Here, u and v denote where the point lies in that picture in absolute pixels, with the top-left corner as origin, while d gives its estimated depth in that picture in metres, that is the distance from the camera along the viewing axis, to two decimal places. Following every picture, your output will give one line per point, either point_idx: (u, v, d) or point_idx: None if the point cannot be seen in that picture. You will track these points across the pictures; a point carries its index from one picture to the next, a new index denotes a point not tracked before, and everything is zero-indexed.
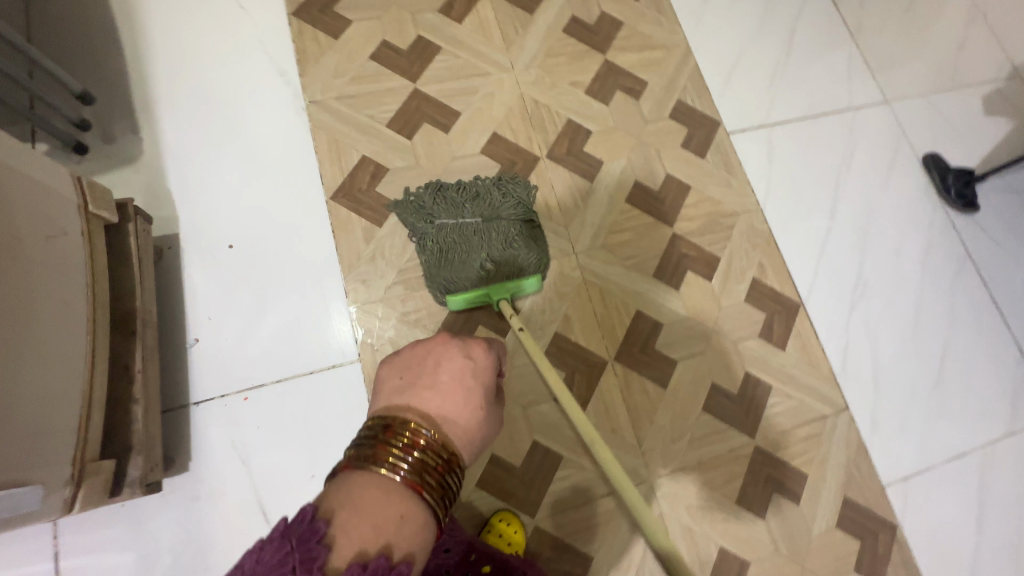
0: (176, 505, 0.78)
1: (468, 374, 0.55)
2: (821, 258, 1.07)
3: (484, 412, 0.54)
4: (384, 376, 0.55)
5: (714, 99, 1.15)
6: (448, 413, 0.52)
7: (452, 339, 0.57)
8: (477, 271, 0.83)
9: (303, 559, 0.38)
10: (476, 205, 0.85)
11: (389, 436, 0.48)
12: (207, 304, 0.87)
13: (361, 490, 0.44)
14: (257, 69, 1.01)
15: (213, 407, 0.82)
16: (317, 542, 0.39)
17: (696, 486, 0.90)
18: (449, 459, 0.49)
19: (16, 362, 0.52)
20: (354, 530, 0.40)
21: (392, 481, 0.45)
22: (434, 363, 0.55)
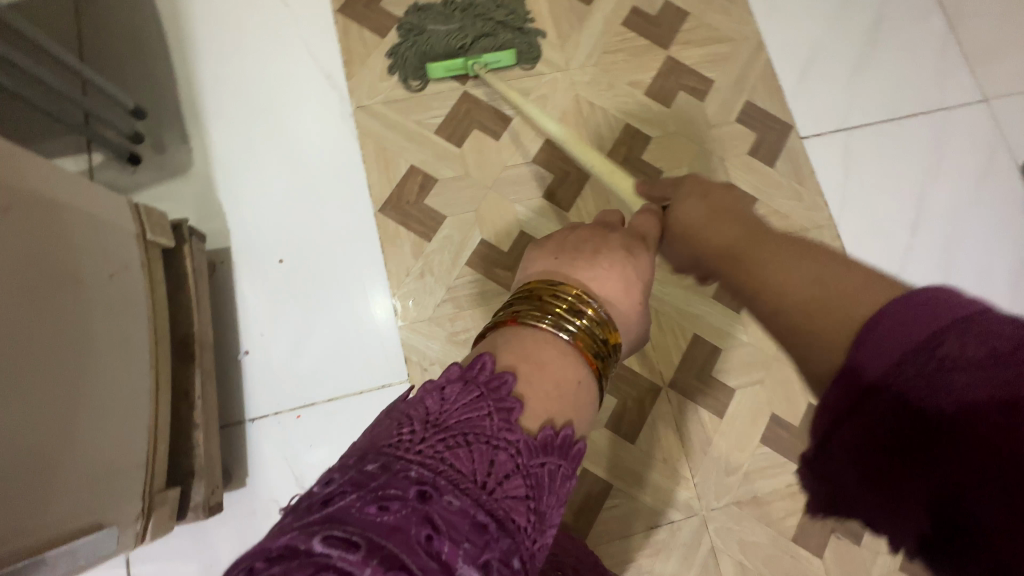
0: (235, 520, 0.80)
1: (628, 263, 0.50)
2: (898, 280, 0.99)
3: (643, 307, 0.48)
4: (534, 257, 0.49)
5: (787, 100, 1.05)
6: (607, 290, 0.46)
7: (610, 235, 0.52)
8: (450, 45, 0.97)
9: (497, 407, 0.35)
10: (465, 20, 0.98)
11: (555, 297, 0.43)
12: (260, 320, 0.87)
13: (529, 340, 0.40)
14: (303, 73, 0.98)
15: (267, 424, 0.83)
16: (509, 394, 0.35)
17: (751, 521, 0.87)
18: (614, 344, 0.44)
19: (84, 407, 0.53)
20: (538, 392, 0.36)
21: (564, 342, 0.40)
22: (593, 245, 0.50)
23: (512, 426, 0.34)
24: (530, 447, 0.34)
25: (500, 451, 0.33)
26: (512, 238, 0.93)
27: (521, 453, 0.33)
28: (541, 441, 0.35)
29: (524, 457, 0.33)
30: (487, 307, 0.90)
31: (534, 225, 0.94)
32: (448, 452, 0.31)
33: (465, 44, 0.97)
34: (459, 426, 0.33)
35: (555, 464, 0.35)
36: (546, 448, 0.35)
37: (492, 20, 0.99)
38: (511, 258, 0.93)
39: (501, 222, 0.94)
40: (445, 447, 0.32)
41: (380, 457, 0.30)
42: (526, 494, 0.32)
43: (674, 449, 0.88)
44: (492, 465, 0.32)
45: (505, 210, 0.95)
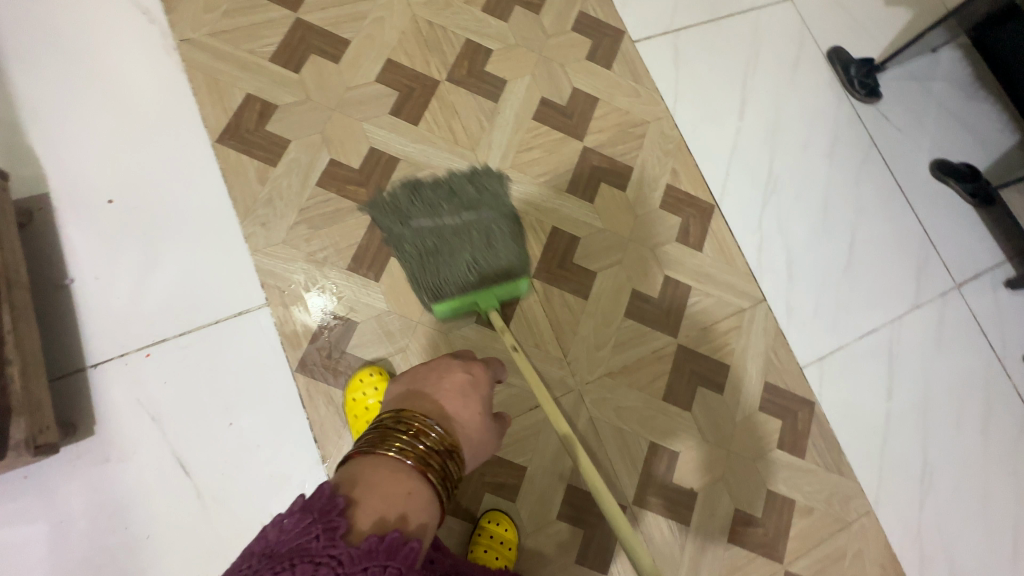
0: (85, 470, 0.75)
1: (467, 386, 0.62)
2: (732, 159, 1.08)
3: (482, 422, 0.60)
4: (389, 389, 0.61)
5: (617, 8, 1.12)
6: (450, 413, 0.58)
7: (452, 358, 0.64)
8: (458, 280, 0.83)
9: (325, 528, 0.42)
10: (453, 209, 0.86)
11: (397, 424, 0.53)
12: (92, 263, 0.81)
13: (372, 466, 0.49)
14: (116, 9, 0.92)
15: (113, 367, 0.78)
16: (337, 515, 0.43)
17: (624, 389, 0.92)
18: (454, 450, 0.54)
19: None
20: (370, 507, 0.45)
21: (399, 461, 0.50)
22: (440, 375, 0.62)
23: (337, 542, 0.42)
24: (353, 555, 0.41)
25: (322, 565, 0.40)
26: (362, 155, 0.93)
27: (343, 564, 0.41)
28: (365, 548, 0.42)
29: (343, 566, 0.40)
30: (344, 225, 0.90)
31: (384, 141, 0.95)
32: None
33: (471, 279, 0.84)
34: (289, 552, 0.41)
35: (381, 566, 0.41)
36: (370, 554, 0.42)
37: (485, 230, 0.85)
38: (363, 175, 0.92)
39: (349, 141, 0.94)
40: (274, 570, 0.40)
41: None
42: None
43: (545, 335, 0.92)
44: None
45: (352, 131, 0.94)
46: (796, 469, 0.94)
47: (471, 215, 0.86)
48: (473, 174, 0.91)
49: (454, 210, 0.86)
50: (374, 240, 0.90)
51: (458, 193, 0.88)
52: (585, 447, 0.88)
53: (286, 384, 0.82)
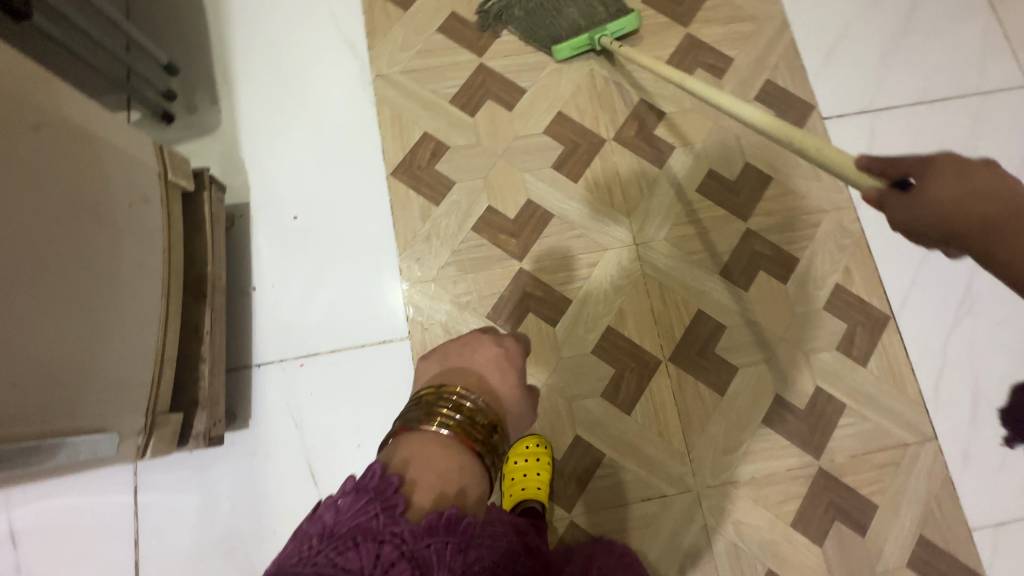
0: (236, 457, 0.83)
1: (507, 356, 0.54)
2: (921, 267, 0.94)
3: (521, 392, 0.52)
4: (422, 367, 0.55)
5: (810, 80, 1.03)
6: (491, 384, 0.50)
7: (482, 329, 0.55)
8: (575, 20, 0.99)
9: (384, 507, 0.40)
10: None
11: (438, 400, 0.47)
12: (272, 271, 0.91)
13: (416, 445, 0.44)
14: (328, 42, 1.02)
15: (273, 369, 0.87)
16: (393, 493, 0.40)
17: (747, 504, 0.84)
18: (497, 425, 0.47)
19: (102, 318, 0.57)
20: (422, 484, 0.42)
21: (446, 436, 0.44)
22: (466, 345, 0.54)
23: (398, 519, 0.39)
24: (415, 532, 0.38)
25: (386, 543, 0.37)
26: (518, 206, 0.94)
27: (407, 541, 0.38)
28: (426, 525, 0.39)
29: (409, 543, 0.37)
30: (490, 272, 0.91)
31: (541, 193, 0.95)
32: (338, 557, 0.36)
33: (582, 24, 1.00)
34: (349, 532, 0.38)
35: (443, 542, 0.38)
36: (432, 531, 0.38)
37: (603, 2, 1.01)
38: (516, 226, 0.93)
39: (508, 190, 0.95)
40: (336, 552, 0.37)
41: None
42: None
43: (670, 424, 0.87)
44: (378, 558, 0.36)
45: (513, 180, 0.96)
46: None
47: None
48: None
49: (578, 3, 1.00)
50: (515, 292, 0.91)
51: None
52: (696, 557, 0.82)
53: None
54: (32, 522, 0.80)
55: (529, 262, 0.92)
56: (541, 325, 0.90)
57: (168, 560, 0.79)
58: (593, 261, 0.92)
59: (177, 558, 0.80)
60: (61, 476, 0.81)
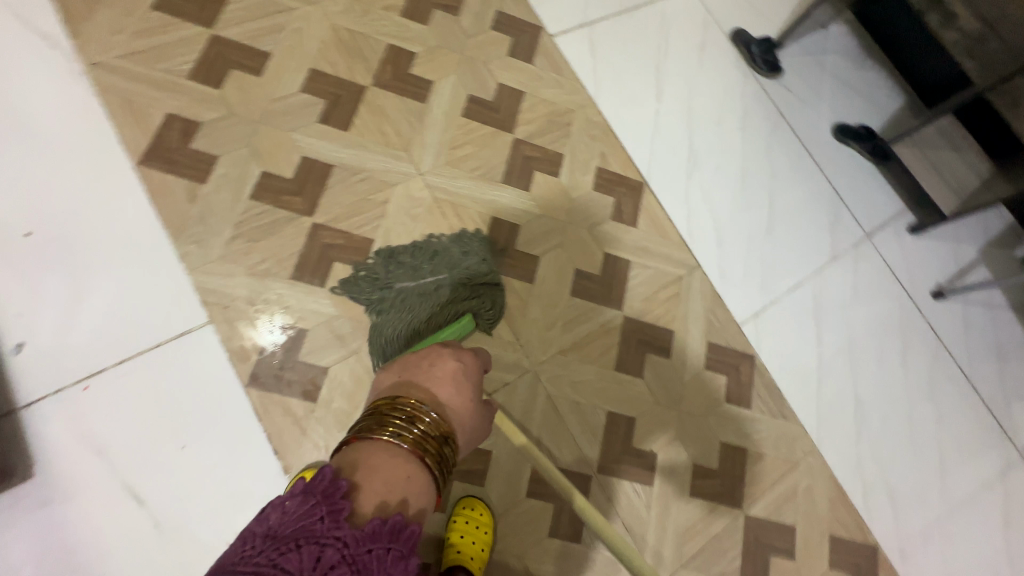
0: (27, 513, 0.71)
1: (459, 373, 0.62)
2: (654, 139, 1.15)
3: (474, 406, 0.60)
4: (381, 379, 0.61)
5: (532, 5, 1.17)
6: (440, 395, 0.58)
7: (444, 347, 0.65)
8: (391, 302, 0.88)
9: (329, 511, 0.42)
10: (421, 273, 0.91)
11: (393, 409, 0.53)
12: (14, 300, 0.78)
13: (369, 451, 0.49)
14: (13, 38, 0.89)
15: (48, 404, 0.75)
16: (341, 497, 0.43)
17: (576, 365, 0.96)
18: (449, 437, 0.54)
19: None
20: (370, 488, 0.46)
21: (400, 447, 0.50)
22: (429, 361, 0.63)
23: (341, 523, 0.42)
24: (358, 537, 0.41)
25: (326, 546, 0.40)
26: (295, 165, 0.93)
27: (349, 545, 0.41)
28: (369, 530, 0.42)
29: (350, 546, 0.40)
30: (283, 234, 0.89)
31: (314, 148, 0.95)
32: (280, 556, 0.38)
33: None
34: (291, 533, 0.40)
35: (385, 548, 0.42)
36: (376, 535, 0.42)
37: None
38: (298, 184, 0.93)
39: (280, 152, 0.93)
40: (278, 552, 0.39)
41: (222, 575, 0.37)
42: None
43: (496, 320, 0.95)
44: (318, 561, 0.38)
45: (282, 141, 0.94)
46: (744, 419, 1.01)
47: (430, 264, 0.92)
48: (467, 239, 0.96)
49: (412, 273, 0.90)
50: (315, 246, 0.90)
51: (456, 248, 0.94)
52: (548, 424, 0.92)
53: (237, 399, 0.81)
54: None
55: (322, 215, 0.92)
56: (352, 270, 0.91)
57: None
58: (385, 199, 0.96)
59: None
60: None
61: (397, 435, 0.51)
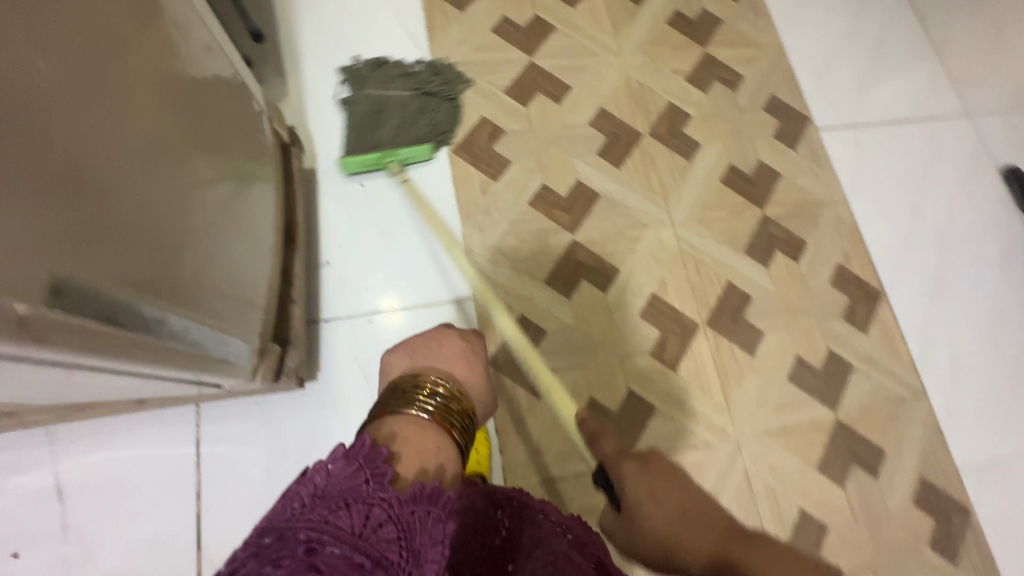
0: (305, 407, 0.83)
1: (467, 350, 0.65)
2: (902, 252, 1.11)
3: (482, 379, 0.63)
4: (390, 359, 0.63)
5: (805, 98, 1.21)
6: (459, 376, 0.61)
7: (449, 329, 0.68)
8: (376, 139, 0.97)
9: (373, 474, 0.44)
10: (407, 113, 1.00)
11: (414, 386, 0.56)
12: (339, 234, 0.94)
13: (396, 423, 0.52)
14: (390, 31, 1.10)
15: (341, 324, 0.88)
16: (382, 462, 0.45)
17: (779, 451, 0.94)
18: (467, 409, 0.57)
19: (232, 241, 0.63)
20: (407, 457, 0.47)
21: (426, 421, 0.53)
22: (434, 340, 0.65)
23: (385, 485, 0.43)
24: (402, 499, 0.42)
25: (375, 506, 0.41)
26: (569, 185, 1.04)
27: (394, 506, 0.42)
28: (411, 493, 0.43)
29: (395, 506, 0.42)
30: (546, 242, 0.99)
31: (587, 175, 1.05)
32: (331, 514, 0.40)
33: None
34: (340, 493, 0.41)
35: (427, 510, 0.43)
36: (416, 498, 0.43)
37: None
38: (568, 202, 1.03)
39: (560, 171, 1.05)
40: (329, 510, 0.40)
41: (274, 530, 0.38)
42: (398, 536, 0.40)
43: (711, 380, 0.96)
44: (368, 517, 0.40)
45: (564, 163, 1.05)
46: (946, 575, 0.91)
47: (410, 102, 1.01)
48: (434, 72, 1.06)
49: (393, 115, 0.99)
50: (570, 260, 0.98)
51: (432, 71, 1.06)
52: (740, 500, 0.90)
53: None
54: (84, 474, 0.76)
55: (581, 234, 1.01)
56: (594, 291, 0.97)
57: (235, 512, 0.78)
58: (637, 236, 1.02)
59: (244, 509, 0.78)
60: (119, 427, 0.78)
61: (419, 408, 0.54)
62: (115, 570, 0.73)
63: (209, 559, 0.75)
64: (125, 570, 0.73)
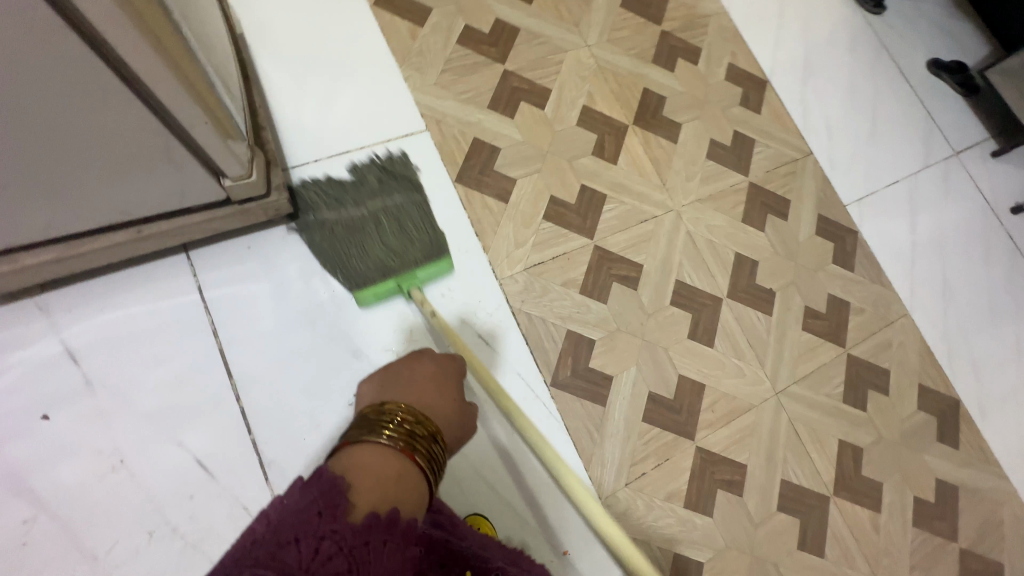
0: (294, 242, 0.88)
1: (439, 374, 0.69)
2: (776, 47, 1.31)
3: (457, 403, 0.66)
4: (363, 390, 0.69)
5: None
6: (431, 401, 0.64)
7: (419, 355, 0.72)
8: (381, 261, 0.81)
9: (327, 506, 0.44)
10: (360, 198, 0.86)
11: (380, 416, 0.56)
12: (285, 92, 0.97)
13: (357, 454, 0.52)
14: None
15: (309, 169, 0.93)
16: (336, 494, 0.45)
17: (711, 213, 1.12)
18: (434, 436, 0.57)
19: (209, 39, 0.66)
20: (365, 489, 0.48)
21: (387, 447, 0.53)
22: (401, 370, 0.69)
23: (337, 517, 0.43)
24: (355, 530, 0.43)
25: (325, 537, 0.41)
26: (490, 23, 1.12)
27: (347, 537, 0.42)
28: (365, 524, 0.44)
29: (348, 538, 0.42)
30: (481, 74, 1.07)
31: (505, 13, 1.14)
32: (279, 550, 0.39)
33: None
34: (289, 528, 0.41)
35: (382, 539, 0.44)
36: (372, 528, 0.44)
37: None
38: (493, 38, 1.11)
39: (479, 12, 1.12)
40: (277, 545, 0.40)
41: (219, 570, 0.38)
42: (348, 568, 0.40)
43: (647, 167, 1.11)
44: (316, 551, 0.40)
45: (481, 5, 1.13)
46: (848, 280, 1.15)
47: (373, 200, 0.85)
48: (388, 163, 0.93)
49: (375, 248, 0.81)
50: (507, 87, 1.08)
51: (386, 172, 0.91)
52: (688, 254, 1.07)
53: (448, 192, 0.98)
54: (91, 337, 0.77)
55: (511, 64, 1.10)
56: (534, 110, 1.08)
57: (254, 343, 0.82)
58: (560, 60, 1.13)
59: (260, 338, 0.83)
60: (115, 290, 0.79)
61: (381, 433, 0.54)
62: (152, 410, 0.77)
63: (243, 384, 0.81)
64: (161, 407, 0.77)
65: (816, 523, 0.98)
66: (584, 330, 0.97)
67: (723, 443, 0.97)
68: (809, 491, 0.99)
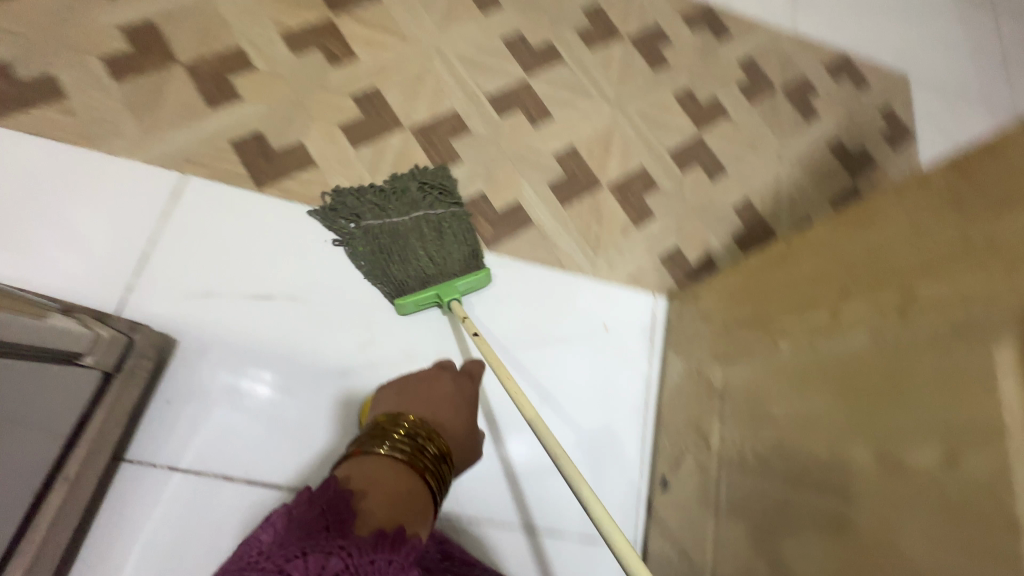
0: (199, 359, 0.81)
1: (458, 396, 0.71)
2: None
3: (466, 423, 0.68)
4: (382, 399, 0.70)
5: None
6: (443, 419, 0.66)
7: (439, 368, 0.74)
8: (420, 271, 0.89)
9: (335, 522, 0.45)
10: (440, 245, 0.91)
11: (392, 427, 0.58)
12: (22, 266, 0.80)
13: (370, 465, 0.54)
14: None
15: (134, 299, 0.82)
16: (346, 509, 0.47)
17: (458, 27, 1.14)
18: (444, 454, 0.60)
19: None
20: (376, 508, 0.49)
21: (399, 465, 0.55)
22: (410, 387, 0.70)
23: (345, 534, 0.44)
24: (362, 547, 0.43)
25: (332, 554, 0.41)
26: (122, 38, 0.95)
27: (352, 552, 0.42)
28: (371, 543, 0.44)
29: (354, 556, 0.42)
30: (170, 87, 0.94)
31: (123, 18, 0.96)
32: (286, 563, 0.40)
33: None
34: (299, 541, 0.43)
35: (386, 558, 0.43)
36: (376, 547, 0.44)
37: None
38: (142, 48, 0.95)
39: (99, 37, 0.94)
40: (285, 558, 0.41)
41: None
42: None
43: (379, 37, 1.08)
44: (323, 565, 0.40)
45: (92, 29, 0.94)
46: None
47: (426, 216, 0.92)
48: (423, 171, 0.96)
49: (426, 264, 0.89)
50: (204, 78, 0.96)
51: (427, 182, 0.96)
52: (474, 70, 1.11)
53: (263, 201, 0.91)
54: None
55: (184, 57, 0.97)
56: (249, 76, 0.98)
57: (266, 449, 0.80)
58: (218, 15, 1.01)
59: (265, 441, 0.80)
60: (110, 540, 0.72)
61: (397, 452, 0.56)
62: None
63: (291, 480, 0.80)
64: None
65: (706, 155, 1.19)
66: (468, 191, 1.01)
67: (618, 168, 1.12)
68: (688, 143, 1.19)
